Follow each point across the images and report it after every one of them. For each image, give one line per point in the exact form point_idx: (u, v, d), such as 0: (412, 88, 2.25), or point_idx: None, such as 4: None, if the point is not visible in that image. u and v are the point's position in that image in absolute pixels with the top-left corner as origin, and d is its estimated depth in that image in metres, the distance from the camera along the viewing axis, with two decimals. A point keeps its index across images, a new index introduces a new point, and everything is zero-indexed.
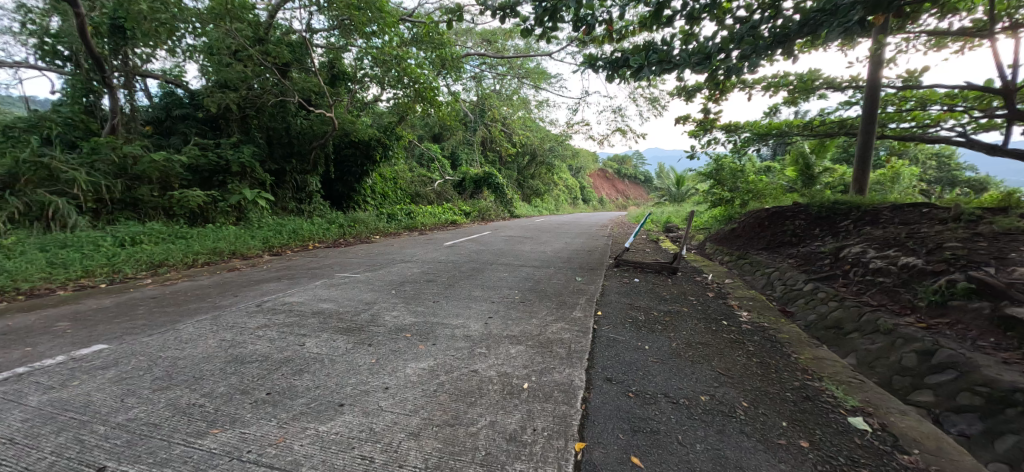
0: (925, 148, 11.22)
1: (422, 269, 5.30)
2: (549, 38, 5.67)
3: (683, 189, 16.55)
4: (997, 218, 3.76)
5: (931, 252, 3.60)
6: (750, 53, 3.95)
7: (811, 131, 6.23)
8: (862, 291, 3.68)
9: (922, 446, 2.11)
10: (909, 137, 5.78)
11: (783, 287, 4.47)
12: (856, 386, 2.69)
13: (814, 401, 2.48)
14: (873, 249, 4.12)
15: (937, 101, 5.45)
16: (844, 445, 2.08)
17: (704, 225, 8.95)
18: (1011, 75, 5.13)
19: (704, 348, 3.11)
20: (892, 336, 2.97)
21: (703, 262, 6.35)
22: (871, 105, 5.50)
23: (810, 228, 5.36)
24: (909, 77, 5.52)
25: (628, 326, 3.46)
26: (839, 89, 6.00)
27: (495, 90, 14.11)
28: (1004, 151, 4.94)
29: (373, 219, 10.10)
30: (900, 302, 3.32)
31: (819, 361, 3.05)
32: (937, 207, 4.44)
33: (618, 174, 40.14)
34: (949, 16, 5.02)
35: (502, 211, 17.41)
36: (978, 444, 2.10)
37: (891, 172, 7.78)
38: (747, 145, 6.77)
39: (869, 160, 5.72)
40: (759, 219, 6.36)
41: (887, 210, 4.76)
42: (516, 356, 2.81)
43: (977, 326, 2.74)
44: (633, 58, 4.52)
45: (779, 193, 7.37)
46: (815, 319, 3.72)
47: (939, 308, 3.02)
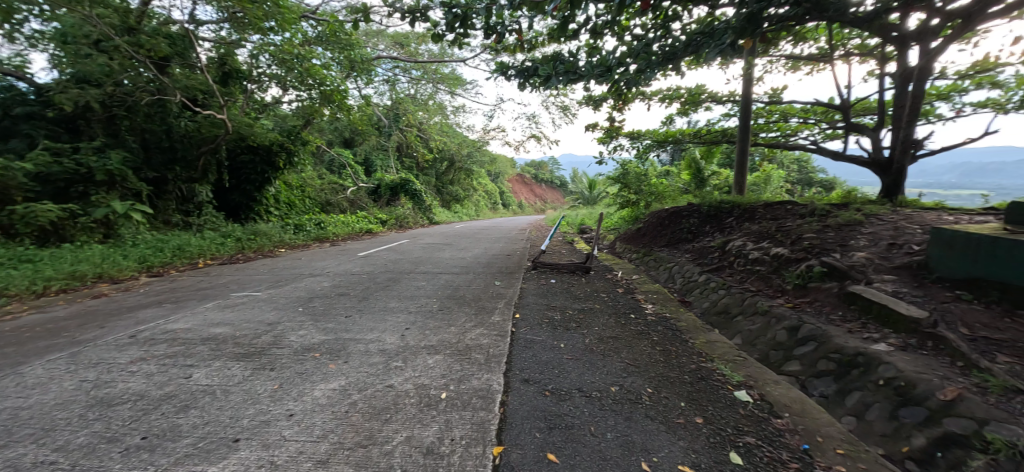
0: (789, 154, 13.14)
1: (333, 283, 4.96)
2: (460, 44, 5.68)
3: (595, 193, 17.48)
4: (839, 212, 4.52)
5: (794, 242, 4.22)
6: (645, 67, 4.33)
7: (700, 139, 6.99)
8: (744, 279, 4.20)
9: (791, 409, 2.47)
10: (775, 145, 6.70)
11: (682, 280, 4.94)
12: (740, 363, 3.05)
13: (707, 380, 2.77)
14: (751, 242, 4.71)
15: (795, 115, 6.41)
16: (731, 417, 2.35)
17: (614, 225, 9.57)
18: (847, 94, 6.19)
19: (614, 342, 3.32)
20: (768, 316, 3.43)
21: (613, 260, 6.78)
22: (745, 117, 6.31)
23: (702, 226, 5.99)
24: (773, 94, 6.45)
25: (544, 326, 3.56)
26: (721, 103, 6.79)
27: (410, 95, 13.77)
28: (846, 157, 5.92)
29: (277, 231, 9.25)
30: (773, 287, 3.83)
31: (711, 343, 3.41)
32: (798, 204, 5.22)
33: (534, 179, 41.45)
34: (801, 43, 5.94)
35: (422, 218, 17.01)
36: (833, 402, 2.50)
37: (763, 174, 8.96)
38: (648, 151, 7.37)
39: (746, 165, 6.52)
40: (660, 218, 6.97)
41: (761, 208, 5.49)
42: (434, 366, 2.74)
43: (830, 302, 3.26)
44: (541, 68, 4.70)
45: (676, 194, 8.13)
46: (708, 306, 4.16)
47: (801, 290, 3.56)
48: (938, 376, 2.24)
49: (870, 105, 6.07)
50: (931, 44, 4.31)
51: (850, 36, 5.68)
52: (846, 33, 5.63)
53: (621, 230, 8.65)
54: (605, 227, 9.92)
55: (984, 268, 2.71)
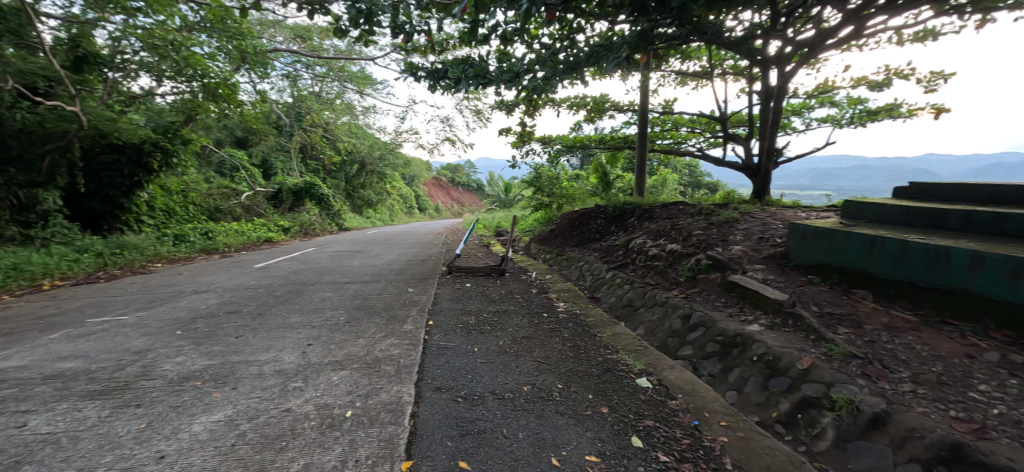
0: (680, 160, 14.63)
1: (221, 300, 4.41)
2: (366, 41, 5.41)
3: (511, 196, 17.81)
4: (720, 211, 5.12)
5: (684, 239, 4.68)
6: (551, 75, 4.50)
7: (605, 144, 7.46)
8: (645, 274, 4.56)
9: (684, 390, 2.73)
10: (669, 152, 7.40)
11: (591, 277, 5.22)
12: (642, 352, 3.31)
13: (612, 371, 2.95)
14: (650, 239, 5.14)
15: (684, 124, 7.14)
16: (633, 403, 2.53)
17: (528, 227, 9.83)
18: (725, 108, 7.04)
19: (527, 341, 3.39)
20: (665, 306, 3.76)
21: (528, 261, 6.96)
22: (643, 125, 6.87)
23: (608, 226, 6.41)
24: (666, 105, 7.12)
25: (458, 331, 3.52)
26: (622, 111, 7.32)
27: (314, 92, 12.83)
28: (725, 163, 6.73)
29: (152, 242, 8.00)
30: (668, 280, 4.21)
31: (616, 336, 3.65)
32: (688, 204, 5.81)
33: (452, 182, 41.05)
34: (687, 61, 6.63)
35: (331, 224, 15.92)
36: (719, 380, 2.82)
37: (660, 178, 9.86)
38: (559, 156, 7.70)
39: (645, 170, 7.11)
40: (571, 220, 7.32)
41: (658, 208, 6.02)
42: (338, 383, 2.56)
43: (715, 291, 3.66)
44: (451, 70, 4.66)
45: (585, 197, 8.60)
46: (615, 300, 4.45)
47: (691, 282, 3.96)
48: (797, 349, 2.63)
49: (742, 118, 6.98)
50: (785, 68, 5.08)
51: (726, 57, 6.47)
52: (723, 54, 6.41)
53: (535, 231, 8.91)
54: (520, 229, 10.15)
55: (826, 254, 3.26)
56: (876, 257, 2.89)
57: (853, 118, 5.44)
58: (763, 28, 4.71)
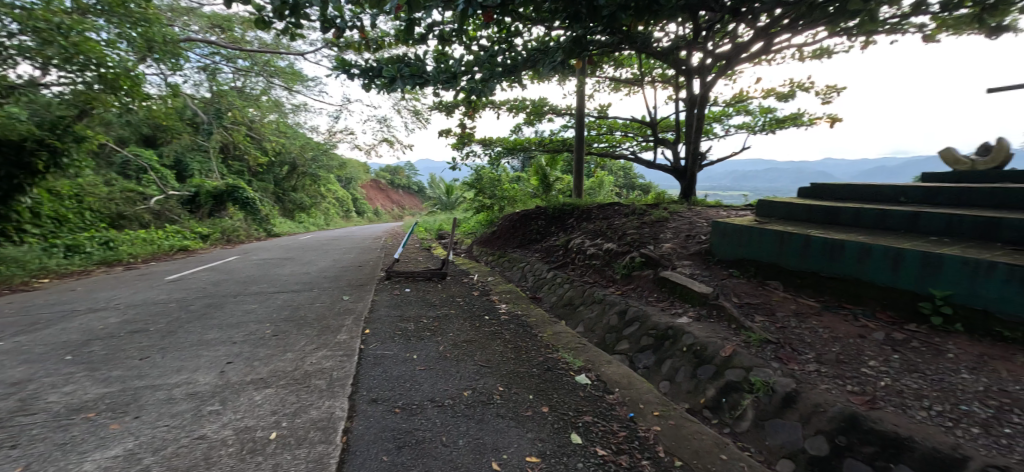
0: (616, 163, 15.29)
1: (124, 318, 3.92)
2: (293, 34, 5.09)
3: (453, 198, 17.58)
4: (652, 211, 5.42)
5: (620, 238, 4.89)
6: (489, 76, 4.50)
7: (545, 147, 7.62)
8: (583, 273, 4.71)
9: (620, 384, 2.84)
10: (605, 154, 7.69)
11: (533, 278, 5.30)
12: (581, 349, 3.40)
13: (552, 370, 3.00)
14: (588, 239, 5.32)
15: (618, 128, 7.47)
16: (573, 400, 2.59)
17: (470, 230, 9.79)
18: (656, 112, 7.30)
19: (467, 345, 3.36)
20: (603, 303, 3.90)
21: (470, 263, 6.92)
22: (580, 129, 7.09)
23: (549, 227, 6.54)
24: (601, 110, 7.41)
25: (396, 338, 3.41)
26: (560, 115, 7.51)
27: (237, 88, 11.86)
28: (656, 165, 7.13)
29: (35, 255, 6.93)
30: (606, 277, 4.38)
31: (557, 334, 3.72)
32: (622, 205, 6.09)
33: (392, 184, 39.80)
34: (620, 68, 6.95)
35: (258, 230, 14.79)
36: (653, 371, 2.96)
37: (597, 180, 10.24)
38: (500, 158, 7.74)
39: (582, 172, 7.34)
40: (512, 221, 7.38)
41: (595, 209, 6.25)
42: (262, 403, 2.37)
43: (648, 287, 3.85)
44: (386, 69, 4.51)
45: (526, 199, 8.72)
46: (556, 300, 4.54)
47: (626, 279, 4.14)
48: (720, 337, 2.83)
49: (670, 123, 7.43)
50: (707, 78, 5.47)
51: (655, 65, 6.86)
52: (652, 63, 6.78)
53: (477, 234, 8.89)
54: (462, 232, 10.09)
55: (744, 250, 3.55)
56: (786, 251, 3.21)
57: (765, 125, 5.99)
58: (686, 40, 5.04)
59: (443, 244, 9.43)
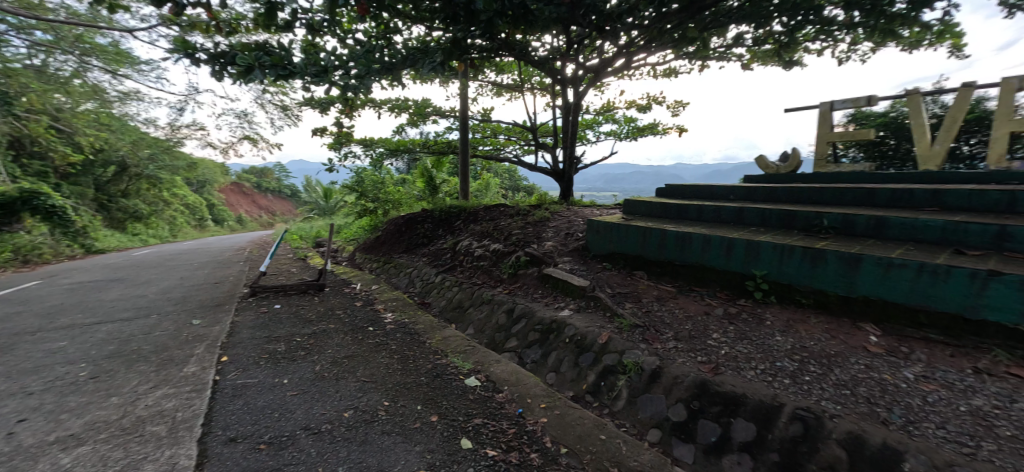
0: (501, 166, 15.69)
1: None
2: (109, 4, 4.15)
3: (332, 202, 16.17)
4: (535, 211, 5.68)
5: (506, 238, 5.03)
6: (365, 73, 4.23)
7: (429, 149, 7.49)
8: (471, 274, 4.73)
9: (509, 381, 2.90)
10: (490, 157, 7.84)
11: (421, 283, 5.17)
12: (471, 351, 3.39)
13: (442, 376, 2.95)
14: (475, 241, 5.36)
15: (501, 132, 7.68)
16: (462, 404, 2.57)
17: (352, 236, 9.13)
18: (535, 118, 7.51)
19: (348, 362, 3.12)
20: (491, 304, 3.97)
21: (352, 272, 6.46)
22: (464, 131, 7.11)
23: (436, 231, 6.44)
24: (484, 113, 7.55)
25: (262, 364, 3.01)
26: (444, 117, 7.44)
27: (31, 65, 9.30)
28: (537, 168, 7.50)
29: None
30: (493, 278, 4.46)
31: (446, 339, 3.66)
32: (507, 206, 6.27)
33: (260, 188, 35.23)
34: (502, 74, 7.15)
35: (70, 247, 11.77)
36: (539, 365, 3.10)
37: (483, 182, 10.39)
38: (382, 159, 7.38)
39: (468, 174, 7.37)
40: (398, 225, 7.10)
41: (481, 211, 6.33)
42: (72, 467, 1.87)
43: (532, 284, 4.01)
44: (239, 56, 3.94)
45: (412, 202, 8.46)
46: (445, 304, 4.49)
47: (513, 277, 4.27)
48: (597, 326, 3.07)
49: (548, 129, 7.88)
50: (579, 88, 5.92)
51: (534, 74, 7.21)
52: (531, 70, 7.12)
53: (360, 240, 8.34)
54: (343, 238, 9.38)
55: (615, 244, 3.92)
56: (648, 244, 3.63)
57: (628, 133, 6.72)
58: (560, 52, 5.38)
59: (322, 253, 8.65)
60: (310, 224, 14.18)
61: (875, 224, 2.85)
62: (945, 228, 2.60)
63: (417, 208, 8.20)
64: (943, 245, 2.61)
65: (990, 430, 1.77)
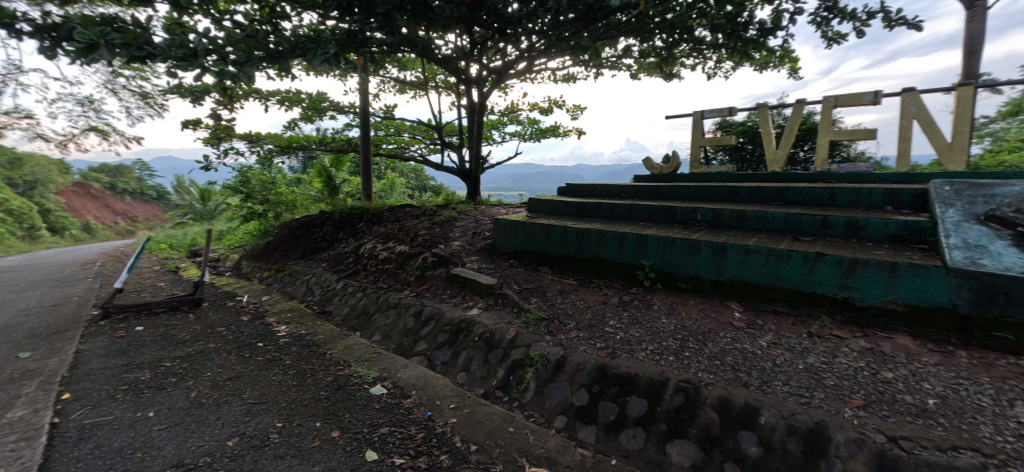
0: (408, 165, 15.18)
1: None
2: None
3: (211, 205, 14.23)
4: (441, 212, 5.63)
5: (412, 239, 4.90)
6: (246, 60, 3.79)
7: (326, 146, 7.01)
8: (377, 278, 4.52)
9: (417, 385, 2.82)
10: (394, 156, 7.56)
11: (320, 290, 4.81)
12: (377, 358, 3.24)
13: (344, 388, 2.77)
14: (380, 243, 5.14)
15: (406, 130, 7.46)
16: (367, 415, 2.44)
17: (237, 242, 8.15)
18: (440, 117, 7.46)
19: (233, 383, 2.78)
20: (398, 308, 3.84)
21: (238, 283, 5.77)
22: (365, 129, 6.74)
23: (336, 234, 6.04)
24: (387, 110, 7.27)
25: (119, 397, 2.55)
26: (343, 112, 7.00)
27: None
28: (444, 168, 7.43)
29: None
30: (400, 280, 4.31)
31: (349, 348, 3.45)
32: (413, 207, 6.13)
33: (115, 189, 29.64)
34: (405, 70, 6.95)
35: None
36: (450, 366, 3.07)
37: (388, 182, 9.97)
38: (272, 157, 6.70)
39: (371, 173, 7.03)
40: (292, 229, 6.51)
41: (386, 212, 6.10)
42: None
43: (441, 284, 3.96)
44: (76, 30, 3.27)
45: (309, 203, 7.81)
46: (348, 311, 4.24)
47: (421, 279, 4.17)
48: (505, 322, 3.14)
49: (454, 128, 7.86)
50: (484, 88, 5.98)
51: (438, 72, 7.13)
52: (435, 68, 7.02)
53: (247, 246, 7.48)
54: (226, 246, 8.32)
55: (520, 242, 4.05)
56: (551, 241, 3.81)
57: (532, 134, 6.97)
58: (464, 52, 5.39)
59: (199, 264, 7.57)
60: (182, 230, 12.30)
61: (736, 216, 3.33)
62: (785, 219, 3.13)
63: (314, 210, 7.60)
64: (784, 233, 3.14)
65: (819, 381, 2.17)
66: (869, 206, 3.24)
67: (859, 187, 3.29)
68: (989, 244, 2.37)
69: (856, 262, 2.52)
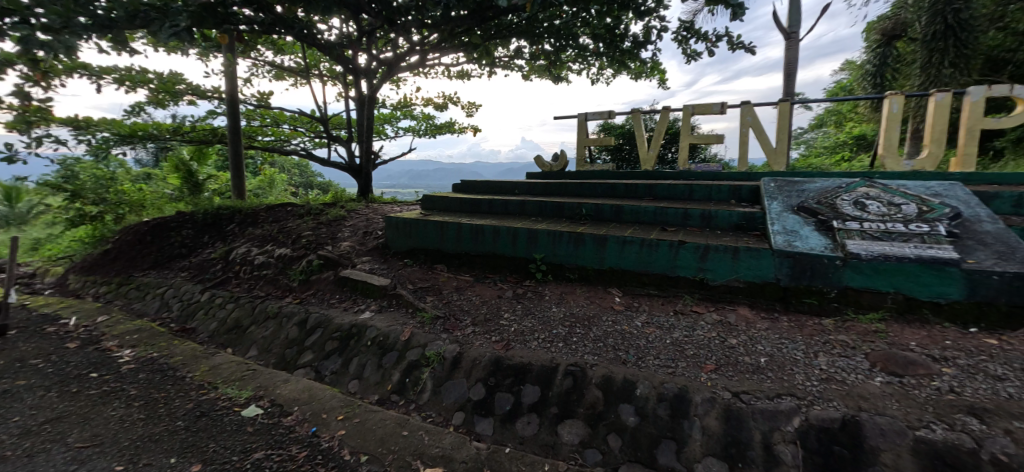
0: (290, 159, 13.73)
1: None
2: None
3: (19, 208, 11.27)
4: (328, 211, 5.25)
5: (294, 242, 4.47)
6: (62, 27, 3.07)
7: (184, 136, 6.10)
8: (252, 287, 4.02)
9: (300, 400, 2.57)
10: (271, 149, 6.79)
11: (179, 304, 4.12)
12: (251, 376, 2.87)
13: (210, 413, 2.42)
14: (255, 247, 4.58)
15: (285, 121, 6.75)
16: (239, 441, 2.16)
17: (62, 252, 6.59)
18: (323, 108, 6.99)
19: (52, 427, 2.25)
20: (279, 318, 3.46)
21: (62, 302, 4.66)
22: (234, 118, 5.93)
23: (200, 238, 5.24)
24: (261, 97, 6.52)
25: None
26: (205, 98, 6.08)
27: None
28: (332, 164, 6.92)
29: None
30: (280, 287, 3.89)
31: (217, 367, 3.01)
32: (295, 206, 5.61)
33: None
34: (282, 55, 6.29)
35: None
36: (340, 376, 2.86)
37: (266, 178, 8.93)
38: (109, 148, 5.56)
39: (242, 168, 6.23)
40: (138, 235, 5.46)
41: (262, 212, 5.48)
42: None
43: (328, 289, 3.67)
44: None
45: (163, 203, 6.65)
46: (216, 326, 3.70)
47: (305, 284, 3.81)
48: (400, 323, 3.02)
49: (342, 121, 7.37)
50: (373, 80, 5.69)
51: (322, 59, 6.59)
52: (318, 55, 6.49)
53: (76, 257, 6.09)
54: (44, 257, 6.67)
55: (415, 240, 3.94)
56: (446, 238, 3.78)
57: (427, 130, 6.84)
58: (350, 40, 5.05)
59: None
60: None
61: (616, 210, 3.65)
62: (655, 212, 3.53)
63: (171, 211, 6.49)
64: (654, 224, 3.53)
65: (682, 353, 2.48)
66: (719, 200, 3.80)
67: (710, 184, 3.84)
68: (800, 229, 2.95)
69: (708, 248, 2.94)
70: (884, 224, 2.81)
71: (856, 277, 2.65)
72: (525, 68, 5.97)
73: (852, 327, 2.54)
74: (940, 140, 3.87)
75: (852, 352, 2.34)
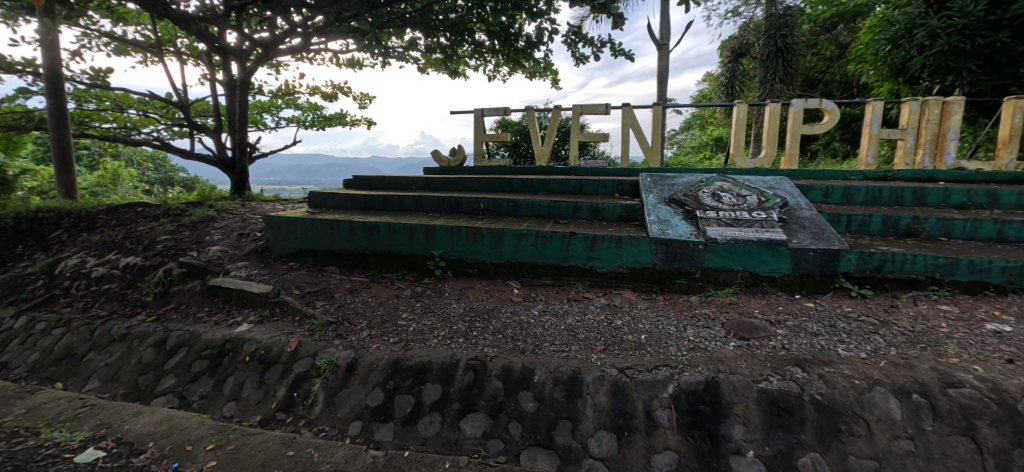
0: (140, 150, 11.59)
1: None
2: None
3: None
4: (192, 212, 4.58)
5: (146, 248, 3.79)
6: None
7: None
8: (89, 305, 3.31)
9: (157, 433, 2.20)
10: (113, 139, 5.64)
11: None
12: (90, 413, 2.37)
13: (26, 467, 1.94)
14: (92, 257, 3.77)
15: (132, 106, 5.69)
16: None
17: None
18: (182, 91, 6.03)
19: None
20: (128, 340, 2.91)
21: None
22: (56, 98, 4.78)
23: (9, 249, 4.15)
24: (96, 75, 5.39)
25: None
26: (12, 72, 4.83)
27: None
28: (196, 156, 6.02)
29: None
30: (129, 303, 3.27)
31: (38, 408, 2.43)
32: (149, 206, 4.82)
33: None
34: (123, 25, 5.26)
35: None
36: (212, 399, 2.51)
37: (109, 174, 7.45)
38: None
39: (71, 161, 5.08)
40: None
41: (103, 214, 4.58)
42: None
43: (194, 301, 3.18)
44: None
45: None
46: (38, 358, 2.98)
47: (163, 298, 3.25)
48: (284, 334, 2.75)
49: (207, 107, 6.43)
50: (246, 63, 5.06)
51: (179, 34, 5.66)
52: (173, 29, 5.56)
53: None
54: None
55: (301, 241, 3.63)
56: (338, 238, 3.54)
57: (314, 121, 6.29)
58: (215, 14, 4.42)
59: None
60: None
61: (513, 205, 3.75)
62: (549, 206, 3.71)
63: None
64: (548, 217, 3.71)
65: (575, 337, 2.65)
66: (605, 193, 4.13)
67: (598, 179, 4.14)
68: (671, 219, 3.34)
69: (596, 238, 3.17)
70: (734, 213, 3.31)
71: (714, 258, 3.09)
72: (421, 61, 5.82)
73: (712, 301, 2.96)
74: (773, 142, 4.68)
75: (712, 323, 2.72)
